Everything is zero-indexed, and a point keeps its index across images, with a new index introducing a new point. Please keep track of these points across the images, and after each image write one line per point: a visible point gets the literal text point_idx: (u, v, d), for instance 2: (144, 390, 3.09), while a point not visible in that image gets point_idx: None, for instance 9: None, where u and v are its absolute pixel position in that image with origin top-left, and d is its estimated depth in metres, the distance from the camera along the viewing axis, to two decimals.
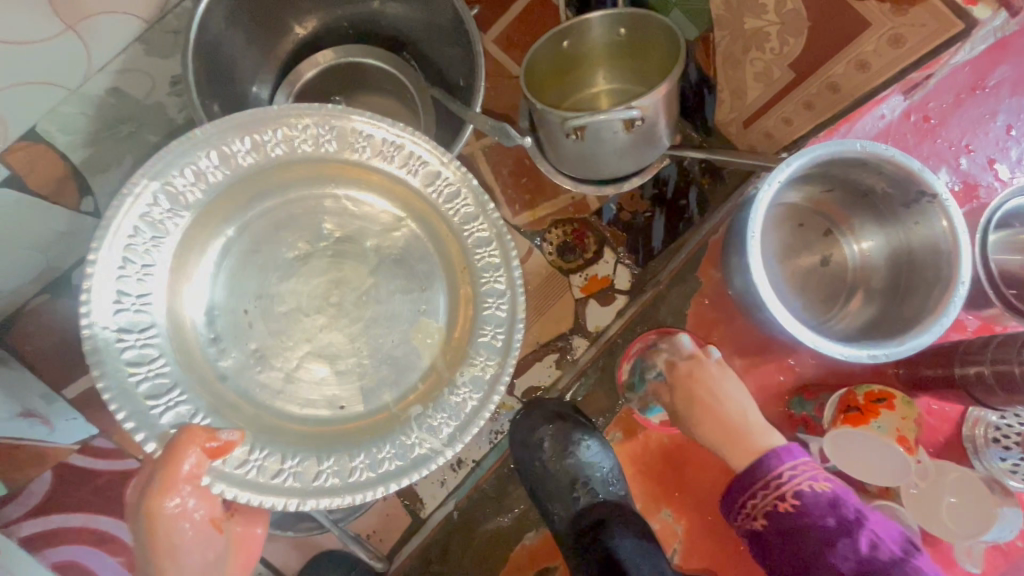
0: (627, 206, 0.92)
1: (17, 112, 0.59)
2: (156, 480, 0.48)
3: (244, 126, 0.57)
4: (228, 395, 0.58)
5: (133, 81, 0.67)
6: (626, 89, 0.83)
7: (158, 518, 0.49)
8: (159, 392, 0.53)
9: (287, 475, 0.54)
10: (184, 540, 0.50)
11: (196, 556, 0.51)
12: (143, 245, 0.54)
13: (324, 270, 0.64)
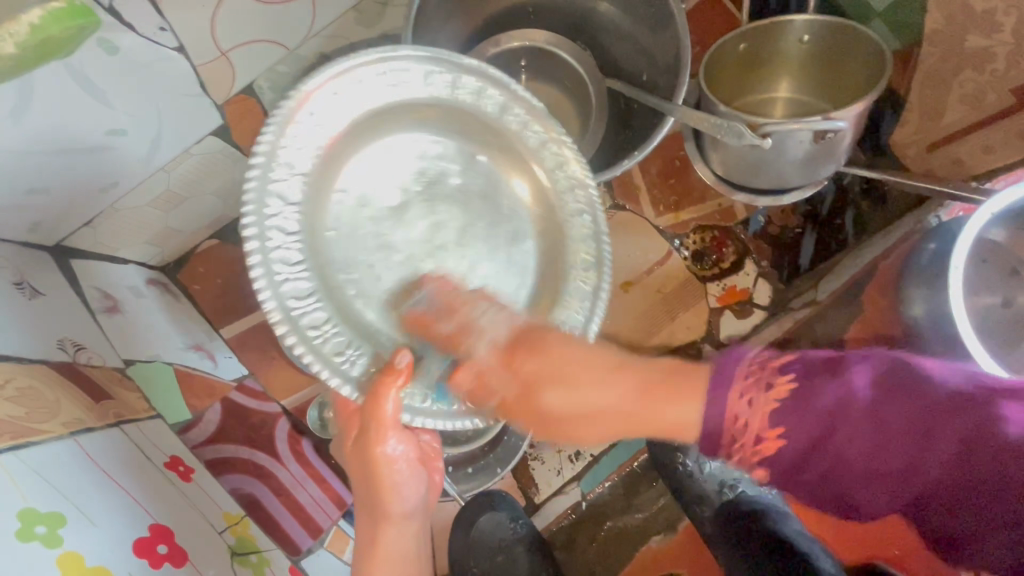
0: (776, 218, 0.89)
1: (245, 66, 0.62)
2: (370, 424, 0.50)
3: (386, 56, 0.50)
4: (376, 331, 0.53)
5: (338, 46, 0.70)
6: (800, 100, 0.82)
7: (380, 460, 0.52)
8: (321, 322, 0.49)
9: (454, 411, 0.54)
10: (403, 477, 0.54)
11: (410, 489, 0.55)
12: (278, 179, 0.47)
13: (426, 215, 0.56)
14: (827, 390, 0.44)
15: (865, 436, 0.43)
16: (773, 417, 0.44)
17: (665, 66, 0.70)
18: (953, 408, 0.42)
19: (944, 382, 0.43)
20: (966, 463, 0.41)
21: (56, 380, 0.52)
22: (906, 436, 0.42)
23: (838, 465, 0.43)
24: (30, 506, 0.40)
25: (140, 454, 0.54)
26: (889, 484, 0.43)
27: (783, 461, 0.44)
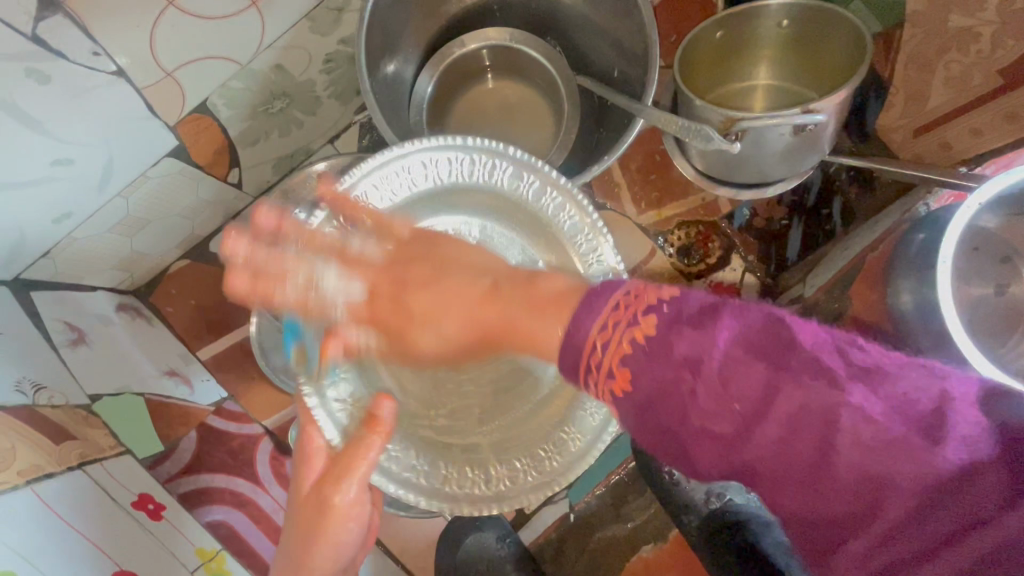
0: (762, 210, 0.86)
1: (195, 84, 0.60)
2: (339, 474, 0.50)
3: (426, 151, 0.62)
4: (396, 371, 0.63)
5: (294, 57, 0.67)
6: (783, 87, 0.79)
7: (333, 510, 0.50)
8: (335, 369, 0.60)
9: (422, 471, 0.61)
10: (349, 534, 0.52)
11: (347, 543, 0.52)
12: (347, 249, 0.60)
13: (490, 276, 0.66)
14: (687, 338, 0.37)
15: (706, 392, 0.36)
16: (625, 356, 0.38)
17: (636, 61, 0.67)
18: (788, 368, 0.35)
19: (817, 354, 0.35)
20: (833, 454, 0.34)
21: (13, 424, 0.50)
22: (785, 375, 0.35)
23: (633, 382, 0.38)
24: None
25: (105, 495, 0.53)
26: (746, 432, 0.35)
27: (645, 377, 0.38)
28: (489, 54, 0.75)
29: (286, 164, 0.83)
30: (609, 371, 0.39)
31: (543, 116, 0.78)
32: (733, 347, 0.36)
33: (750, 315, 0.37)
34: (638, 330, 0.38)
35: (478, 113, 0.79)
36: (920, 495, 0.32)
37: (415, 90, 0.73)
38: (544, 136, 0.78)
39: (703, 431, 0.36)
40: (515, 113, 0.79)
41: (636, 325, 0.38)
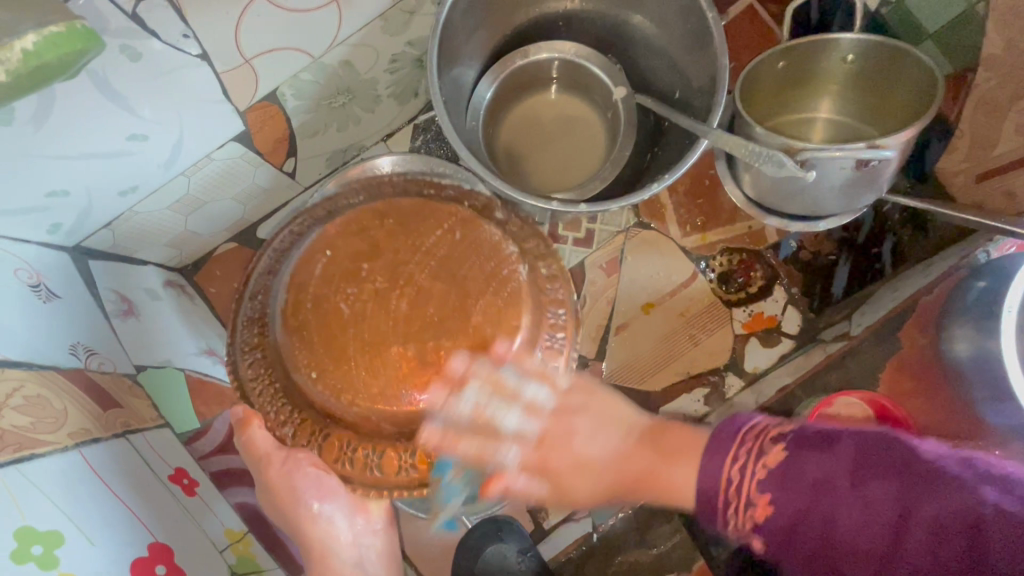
0: (809, 243, 0.84)
1: (269, 73, 0.61)
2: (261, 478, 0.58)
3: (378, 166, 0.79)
4: None
5: (363, 54, 0.68)
6: (842, 122, 0.78)
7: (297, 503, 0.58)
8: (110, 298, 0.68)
9: None
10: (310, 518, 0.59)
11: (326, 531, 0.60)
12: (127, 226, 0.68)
13: None
14: (811, 460, 0.41)
15: (850, 511, 0.40)
16: (758, 525, 0.42)
17: (699, 88, 0.67)
18: (895, 479, 0.39)
19: (859, 454, 0.41)
20: (964, 561, 0.36)
21: (65, 387, 0.52)
22: (831, 494, 0.40)
23: (771, 530, 0.42)
24: (28, 525, 0.39)
25: (145, 466, 0.54)
26: (874, 555, 0.39)
27: (778, 520, 0.42)
28: (552, 66, 0.76)
29: (338, 158, 0.84)
30: (747, 501, 0.43)
31: (596, 131, 0.79)
32: (763, 488, 0.42)
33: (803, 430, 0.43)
34: (760, 493, 0.42)
35: (533, 122, 0.80)
36: None
37: (474, 95, 0.74)
38: (597, 152, 0.78)
39: (833, 560, 0.40)
40: (572, 126, 0.79)
41: (749, 493, 0.42)
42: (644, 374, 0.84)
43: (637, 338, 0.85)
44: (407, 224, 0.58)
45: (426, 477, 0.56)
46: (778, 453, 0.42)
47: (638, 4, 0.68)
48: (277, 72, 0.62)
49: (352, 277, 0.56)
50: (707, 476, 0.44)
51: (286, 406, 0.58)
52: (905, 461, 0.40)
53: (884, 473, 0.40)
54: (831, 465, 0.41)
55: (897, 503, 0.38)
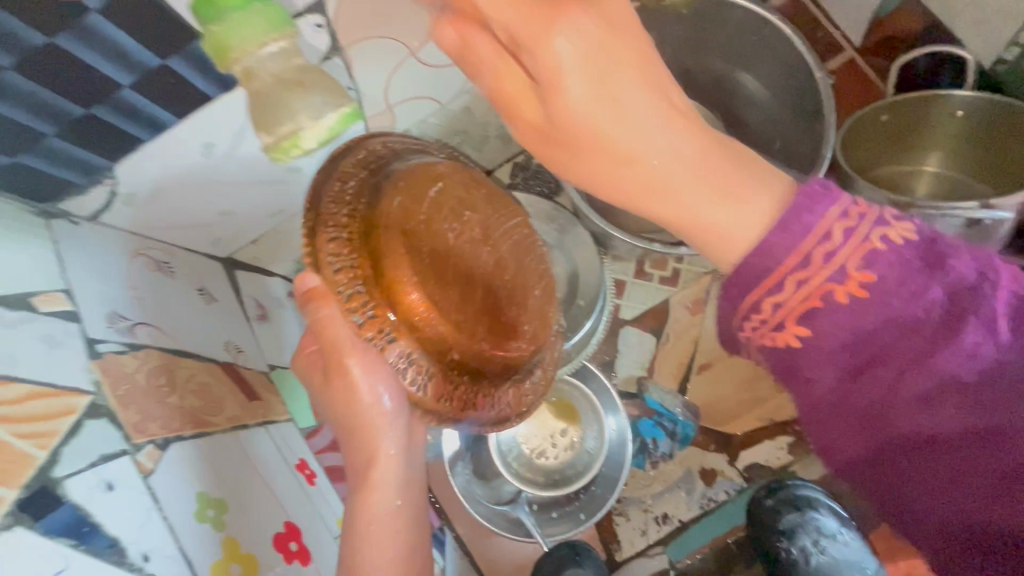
0: None
1: (404, 117, 0.70)
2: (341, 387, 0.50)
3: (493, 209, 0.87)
4: None
5: (482, 101, 0.76)
6: (950, 175, 0.77)
7: (357, 402, 0.50)
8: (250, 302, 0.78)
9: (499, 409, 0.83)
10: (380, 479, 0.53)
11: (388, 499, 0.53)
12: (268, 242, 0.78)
13: None
14: (967, 337, 0.33)
15: (919, 377, 0.34)
16: (813, 310, 0.35)
17: (805, 142, 0.70)
18: (984, 370, 0.34)
19: (936, 302, 0.34)
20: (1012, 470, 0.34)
21: (222, 376, 0.61)
22: (915, 340, 0.34)
23: (820, 328, 0.35)
24: (203, 491, 0.47)
25: (278, 453, 0.62)
26: (951, 471, 0.35)
27: (835, 334, 0.35)
28: None
29: None
30: (775, 324, 0.36)
31: None
32: (807, 299, 0.35)
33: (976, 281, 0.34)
34: (856, 273, 0.35)
35: None
36: (979, 516, 0.35)
37: None
38: None
39: (880, 421, 0.35)
40: None
41: (849, 272, 0.35)
42: (726, 417, 0.83)
43: (719, 379, 0.84)
44: (494, 202, 0.57)
45: (465, 410, 0.51)
46: (905, 253, 0.34)
47: (747, 62, 0.72)
48: (412, 115, 0.71)
49: (457, 213, 0.54)
50: (783, 236, 0.35)
51: (362, 295, 0.46)
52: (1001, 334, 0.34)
53: (966, 324, 0.33)
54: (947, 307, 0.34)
55: (974, 373, 0.34)
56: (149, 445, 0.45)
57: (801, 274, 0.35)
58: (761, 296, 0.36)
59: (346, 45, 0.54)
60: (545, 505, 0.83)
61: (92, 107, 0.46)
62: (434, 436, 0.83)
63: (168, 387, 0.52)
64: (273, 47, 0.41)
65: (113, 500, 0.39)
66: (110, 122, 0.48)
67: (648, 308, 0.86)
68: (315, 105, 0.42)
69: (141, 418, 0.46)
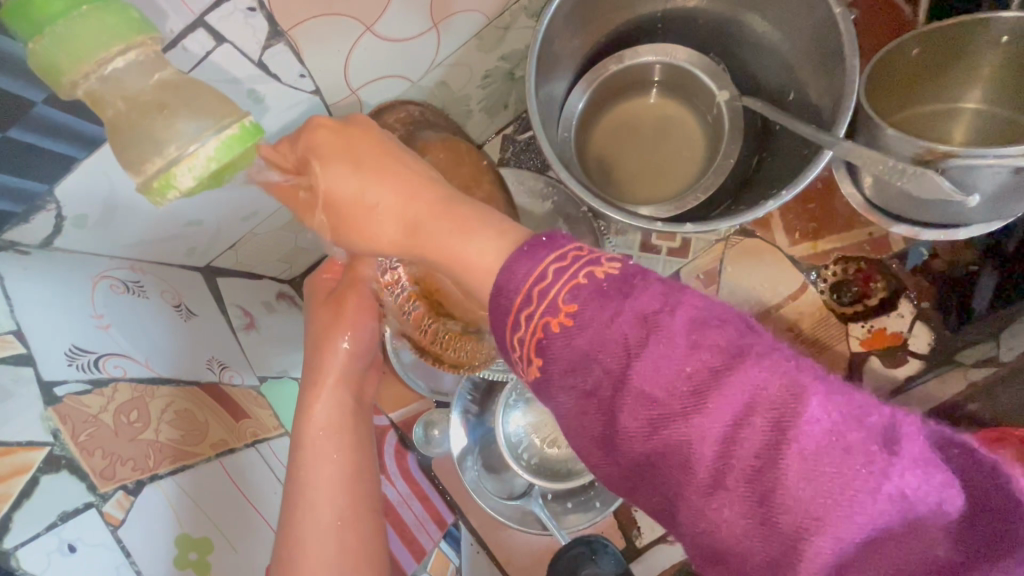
0: (944, 252, 0.76)
1: (372, 101, 0.64)
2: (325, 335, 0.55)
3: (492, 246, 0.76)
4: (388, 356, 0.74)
5: (458, 74, 0.69)
6: (994, 113, 0.68)
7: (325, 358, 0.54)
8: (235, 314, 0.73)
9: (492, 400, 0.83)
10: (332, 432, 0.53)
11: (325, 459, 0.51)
12: (246, 249, 0.72)
13: None
14: (605, 321, 0.34)
15: (635, 406, 0.33)
16: (539, 343, 0.36)
17: (820, 93, 0.62)
18: (688, 395, 0.32)
19: (613, 323, 0.34)
20: (777, 511, 0.30)
21: (205, 400, 0.58)
22: (603, 352, 0.34)
23: (550, 358, 0.36)
24: (185, 532, 0.48)
25: (270, 474, 0.61)
26: (685, 499, 0.33)
27: (563, 357, 0.35)
28: (654, 68, 0.72)
29: None
30: (524, 345, 0.37)
31: (693, 136, 0.75)
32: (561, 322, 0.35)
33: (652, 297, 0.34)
34: (564, 307, 0.35)
35: (628, 127, 0.76)
36: (739, 554, 0.32)
37: (566, 106, 0.71)
38: (696, 159, 0.74)
39: (613, 433, 0.35)
40: (668, 132, 0.76)
41: (558, 304, 0.35)
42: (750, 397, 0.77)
43: None
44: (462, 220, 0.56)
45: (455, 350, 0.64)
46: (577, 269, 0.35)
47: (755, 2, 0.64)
48: (381, 98, 0.64)
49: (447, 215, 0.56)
50: (510, 280, 0.36)
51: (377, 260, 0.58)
52: (681, 333, 0.33)
53: (647, 348, 0.33)
54: (604, 321, 0.34)
55: (667, 391, 0.32)
56: (120, 491, 0.44)
57: (541, 286, 0.35)
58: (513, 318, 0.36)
59: (288, 27, 0.48)
60: (559, 497, 0.80)
61: (6, 129, 0.41)
62: (442, 430, 0.82)
63: (141, 423, 0.49)
64: (121, 60, 0.35)
65: (75, 562, 0.41)
66: (31, 143, 0.42)
67: None
68: (191, 132, 0.36)
69: (109, 462, 0.45)
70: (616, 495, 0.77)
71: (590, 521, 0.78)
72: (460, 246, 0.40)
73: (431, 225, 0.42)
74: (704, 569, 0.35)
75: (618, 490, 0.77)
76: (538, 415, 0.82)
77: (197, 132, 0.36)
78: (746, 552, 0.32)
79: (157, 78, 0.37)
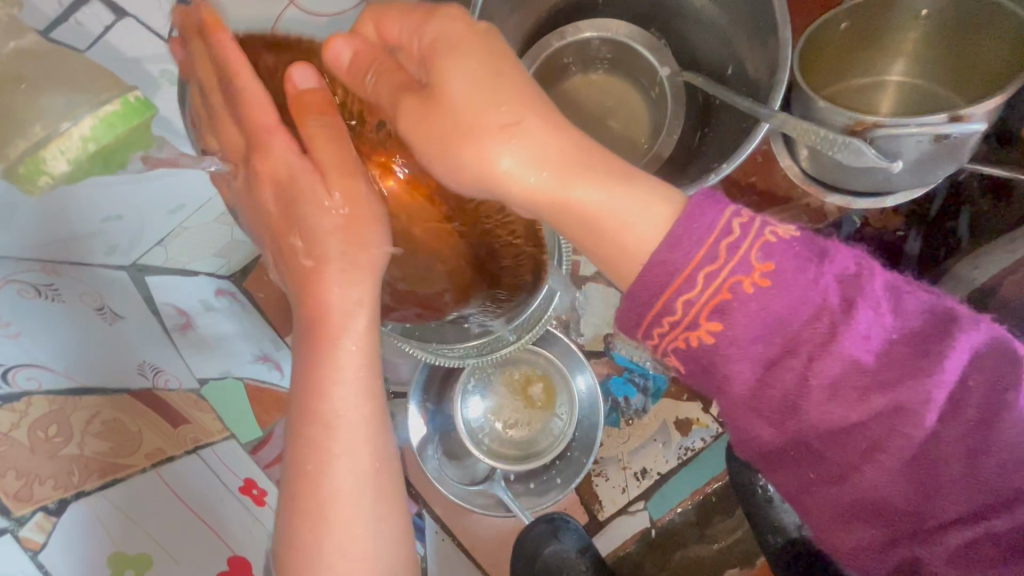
0: (874, 220, 0.79)
1: None
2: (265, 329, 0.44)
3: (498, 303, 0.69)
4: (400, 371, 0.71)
5: None
6: (917, 85, 0.71)
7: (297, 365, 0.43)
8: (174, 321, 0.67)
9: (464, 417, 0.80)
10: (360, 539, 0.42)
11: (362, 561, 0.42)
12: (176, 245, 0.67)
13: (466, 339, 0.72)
14: (825, 277, 0.36)
15: (841, 383, 0.35)
16: (721, 305, 0.36)
17: (755, 63, 0.63)
18: (906, 366, 0.35)
19: (841, 269, 0.36)
20: (974, 462, 0.35)
21: (136, 408, 0.55)
22: (797, 329, 0.35)
23: (731, 322, 0.36)
24: (121, 550, 0.45)
25: (216, 480, 0.61)
26: (871, 459, 0.36)
27: (745, 324, 0.35)
28: (594, 43, 0.72)
29: None
30: (696, 302, 0.36)
31: (638, 113, 0.75)
32: (714, 305, 0.36)
33: (843, 267, 0.36)
34: (758, 266, 0.35)
35: (574, 105, 0.75)
36: (905, 506, 0.37)
37: None
38: (640, 136, 0.74)
39: (792, 408, 0.36)
40: (613, 109, 0.75)
41: (751, 265, 0.35)
42: None
43: None
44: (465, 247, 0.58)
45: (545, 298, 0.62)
46: (778, 234, 0.36)
47: None
48: None
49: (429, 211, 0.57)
50: (677, 251, 0.36)
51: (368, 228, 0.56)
52: (877, 283, 0.36)
53: (861, 308, 0.35)
54: (855, 327, 0.35)
55: (897, 362, 0.35)
56: (39, 513, 0.42)
57: (708, 266, 0.36)
58: (661, 306, 0.37)
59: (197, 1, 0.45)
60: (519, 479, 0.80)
61: None
62: (400, 420, 0.80)
63: (65, 437, 0.46)
64: None
65: None
66: None
67: None
68: (59, 107, 0.32)
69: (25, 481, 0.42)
70: (575, 471, 0.77)
71: (551, 498, 0.78)
72: (611, 210, 0.38)
73: (583, 175, 0.39)
74: (841, 531, 0.39)
75: (576, 468, 0.77)
76: (495, 399, 0.82)
77: (65, 106, 0.32)
78: (933, 511, 0.36)
79: (13, 46, 0.34)
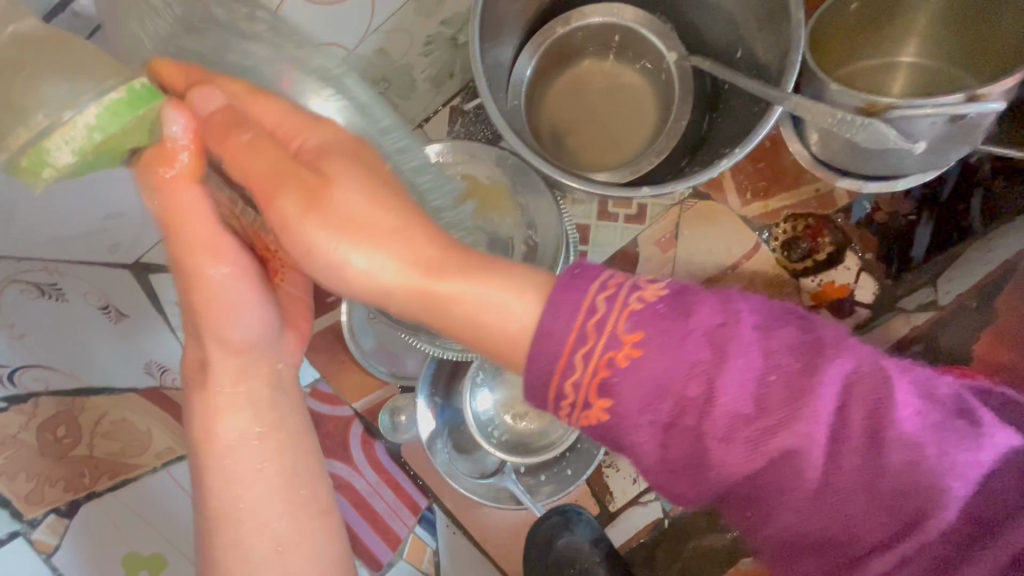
0: (885, 204, 0.78)
1: None
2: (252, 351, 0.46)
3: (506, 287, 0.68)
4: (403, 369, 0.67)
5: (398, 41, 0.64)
6: (929, 66, 0.70)
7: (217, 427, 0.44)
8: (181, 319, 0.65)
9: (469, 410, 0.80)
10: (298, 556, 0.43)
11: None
12: None
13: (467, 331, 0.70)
14: (695, 326, 0.35)
15: (723, 432, 0.34)
16: (604, 382, 0.35)
17: (766, 45, 0.61)
18: (779, 416, 0.34)
19: (715, 330, 0.34)
20: (874, 480, 0.34)
21: (144, 408, 0.55)
22: (676, 395, 0.34)
23: (618, 398, 0.35)
24: (132, 552, 0.46)
25: None
26: (790, 500, 0.35)
27: (628, 395, 0.35)
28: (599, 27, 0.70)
29: None
30: (575, 377, 0.35)
31: (645, 99, 0.73)
32: (595, 383, 0.35)
33: (710, 316, 0.35)
34: (627, 337, 0.35)
35: (579, 92, 0.74)
36: (839, 539, 0.35)
37: (514, 73, 0.69)
38: (648, 123, 0.73)
39: (698, 465, 0.36)
40: (619, 95, 0.74)
41: (620, 337, 0.35)
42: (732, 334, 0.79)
43: None
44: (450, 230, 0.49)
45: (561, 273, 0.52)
46: (647, 296, 0.35)
47: None
48: None
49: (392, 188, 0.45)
50: (557, 320, 0.35)
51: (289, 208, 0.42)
52: (746, 338, 0.34)
53: (733, 358, 0.34)
54: (718, 375, 0.34)
55: (782, 411, 0.34)
56: (51, 516, 0.42)
57: (585, 343, 0.35)
58: (557, 378, 0.35)
59: None
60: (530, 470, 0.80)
61: None
62: (409, 416, 0.80)
63: (72, 440, 0.46)
64: None
65: None
66: None
67: (614, 253, 0.80)
68: (64, 95, 0.32)
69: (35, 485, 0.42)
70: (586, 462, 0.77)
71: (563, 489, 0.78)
72: (486, 288, 0.37)
73: (458, 274, 0.37)
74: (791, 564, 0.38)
75: (588, 458, 0.77)
76: (504, 391, 0.82)
77: (71, 95, 0.33)
78: (859, 536, 0.35)
79: (13, 30, 0.33)
